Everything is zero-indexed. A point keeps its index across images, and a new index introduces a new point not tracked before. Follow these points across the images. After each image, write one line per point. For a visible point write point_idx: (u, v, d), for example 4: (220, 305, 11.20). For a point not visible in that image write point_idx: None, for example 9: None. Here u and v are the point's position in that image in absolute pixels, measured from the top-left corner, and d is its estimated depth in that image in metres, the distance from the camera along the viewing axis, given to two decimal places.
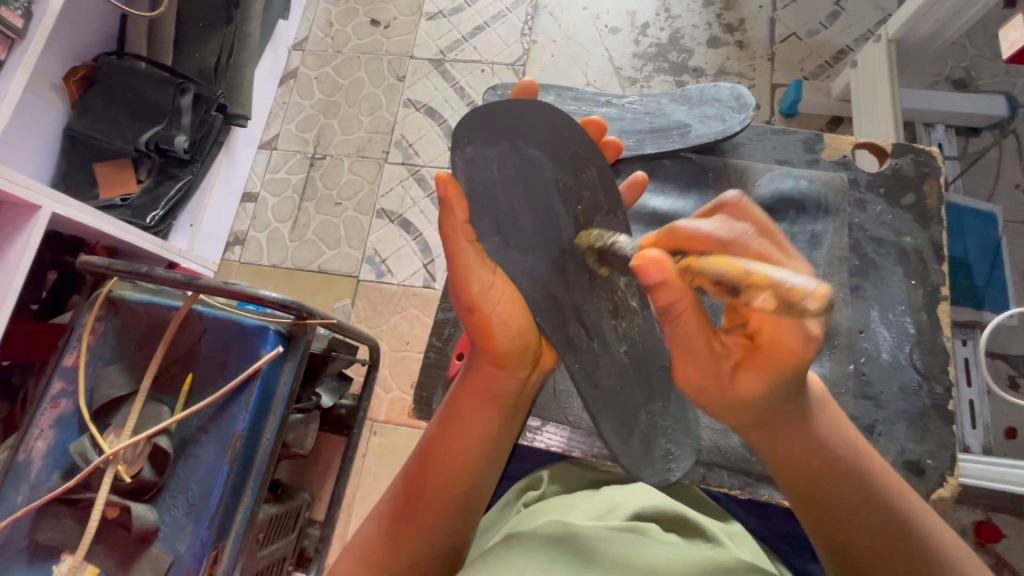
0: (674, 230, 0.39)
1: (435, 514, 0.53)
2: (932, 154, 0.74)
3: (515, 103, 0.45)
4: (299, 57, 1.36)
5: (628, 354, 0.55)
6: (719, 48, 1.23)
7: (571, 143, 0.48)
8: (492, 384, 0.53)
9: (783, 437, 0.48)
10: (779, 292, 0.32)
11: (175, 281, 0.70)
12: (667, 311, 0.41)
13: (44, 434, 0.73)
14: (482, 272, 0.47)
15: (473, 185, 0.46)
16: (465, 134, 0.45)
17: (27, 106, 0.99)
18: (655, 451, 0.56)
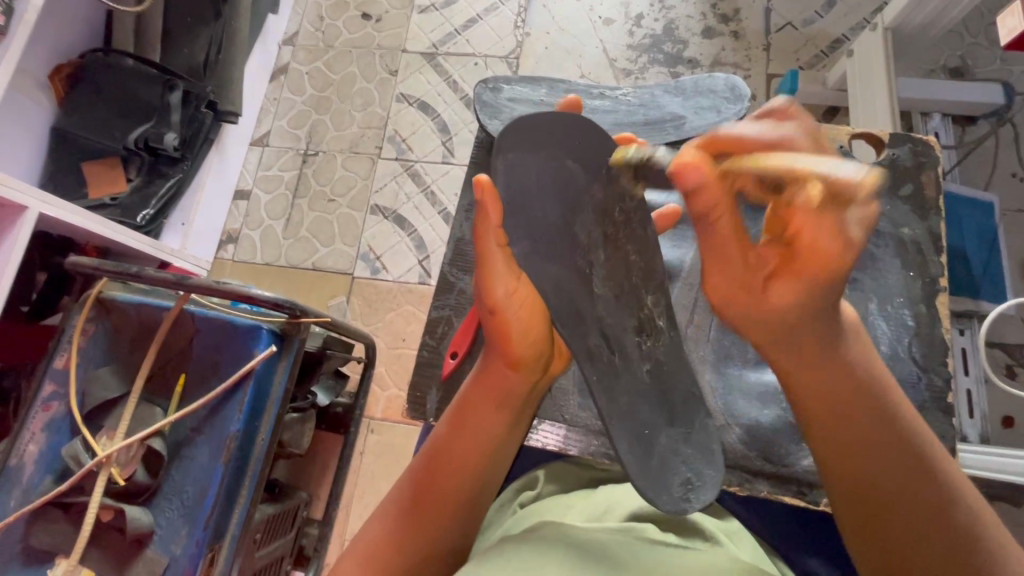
0: (719, 133, 0.40)
1: (443, 512, 0.52)
2: (929, 144, 0.73)
3: (557, 116, 0.49)
4: (289, 52, 1.34)
5: (650, 373, 0.54)
6: (714, 39, 1.22)
7: (603, 156, 0.52)
8: (506, 384, 0.53)
9: (817, 343, 0.46)
10: (829, 184, 0.37)
11: (164, 280, 0.69)
12: (703, 215, 0.42)
13: (36, 438, 0.72)
14: (504, 280, 0.49)
15: (509, 190, 0.48)
16: (508, 139, 0.48)
17: (12, 105, 0.98)
18: (673, 478, 0.50)
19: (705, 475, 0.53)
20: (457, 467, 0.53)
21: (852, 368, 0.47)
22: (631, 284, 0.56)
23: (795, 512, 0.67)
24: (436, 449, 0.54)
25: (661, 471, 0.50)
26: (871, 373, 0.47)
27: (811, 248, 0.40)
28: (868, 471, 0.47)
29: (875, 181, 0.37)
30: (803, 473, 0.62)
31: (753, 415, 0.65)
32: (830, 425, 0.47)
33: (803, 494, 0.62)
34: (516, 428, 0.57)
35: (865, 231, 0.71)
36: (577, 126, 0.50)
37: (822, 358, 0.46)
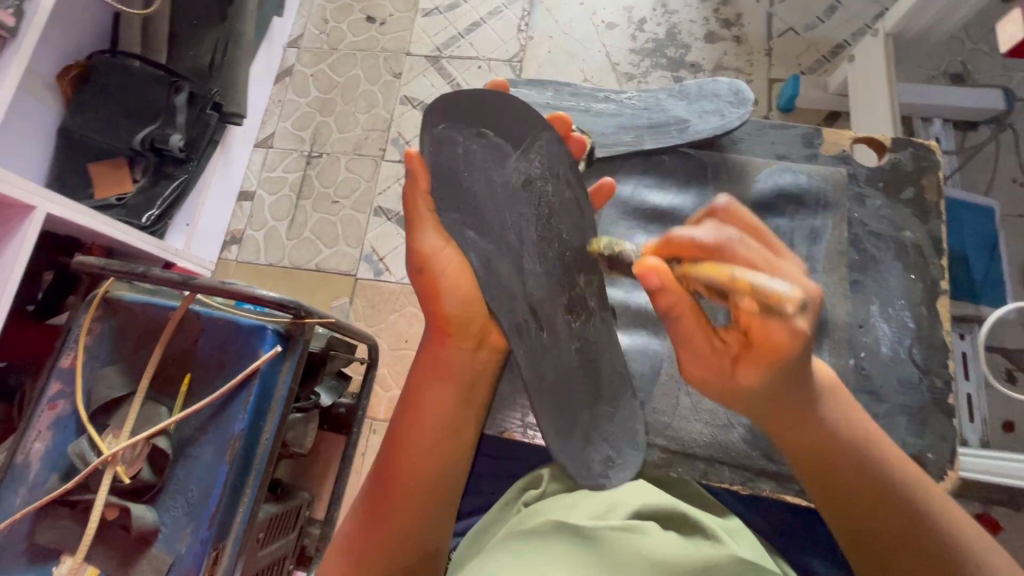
0: (673, 237, 0.45)
1: (406, 500, 0.53)
2: (930, 148, 0.74)
3: (488, 92, 0.49)
4: (294, 55, 1.35)
5: (578, 351, 0.56)
6: (717, 43, 1.22)
7: (537, 131, 0.51)
8: (443, 359, 0.56)
9: (793, 412, 0.52)
10: (760, 296, 0.40)
11: (170, 280, 0.70)
12: (669, 312, 0.47)
13: (42, 436, 0.73)
14: (433, 238, 0.53)
15: (442, 164, 0.50)
16: (435, 114, 0.49)
17: (20, 105, 0.99)
18: (594, 457, 0.58)
19: (623, 453, 0.61)
20: (413, 454, 0.54)
21: (827, 426, 0.53)
22: (563, 267, 0.54)
23: (796, 513, 0.67)
24: (393, 438, 0.55)
25: (584, 452, 0.57)
26: (836, 421, 0.53)
27: (763, 340, 0.45)
28: (869, 509, 0.52)
29: (800, 296, 0.40)
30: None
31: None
32: (813, 477, 0.55)
33: (806, 494, 0.63)
34: (466, 413, 0.57)
35: (867, 235, 0.71)
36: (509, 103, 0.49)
37: (803, 426, 0.53)
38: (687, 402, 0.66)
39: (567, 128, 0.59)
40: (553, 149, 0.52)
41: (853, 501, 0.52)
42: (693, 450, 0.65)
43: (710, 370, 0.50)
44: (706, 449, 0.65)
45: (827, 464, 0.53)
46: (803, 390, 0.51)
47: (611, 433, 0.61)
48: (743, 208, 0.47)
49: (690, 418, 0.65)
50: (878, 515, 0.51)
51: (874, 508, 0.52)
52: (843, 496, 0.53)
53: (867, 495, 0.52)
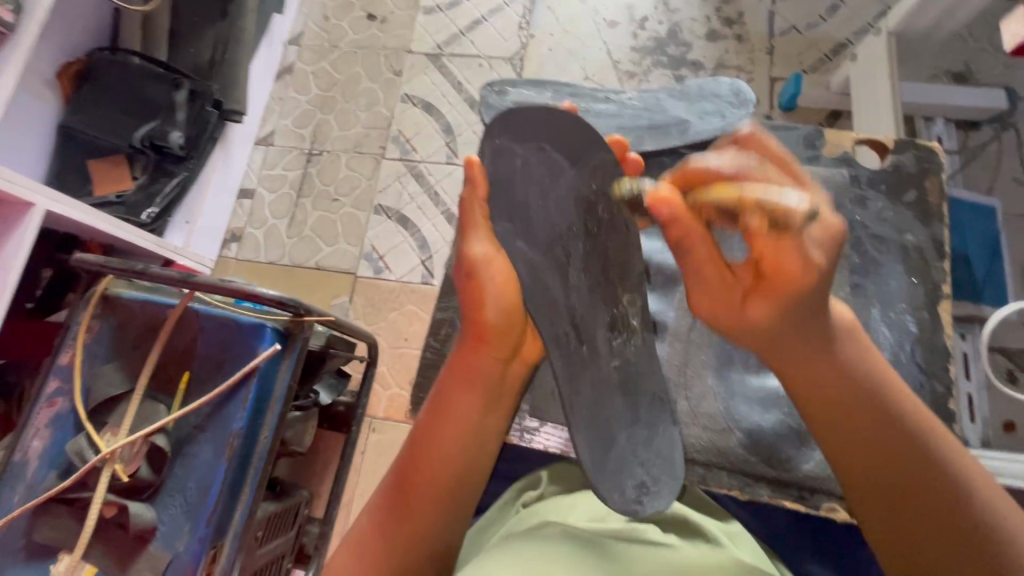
0: (687, 167, 0.43)
1: (428, 508, 0.53)
2: (932, 149, 0.74)
3: (551, 109, 0.49)
4: (295, 52, 1.35)
5: (618, 369, 0.54)
6: (718, 42, 1.22)
7: (596, 156, 0.50)
8: (475, 367, 0.54)
9: (807, 349, 0.47)
10: (767, 211, 0.39)
11: (170, 278, 0.69)
12: (678, 243, 0.44)
13: (41, 433, 0.73)
14: (478, 241, 0.52)
15: (499, 174, 0.50)
16: (498, 126, 0.50)
17: (20, 102, 0.98)
18: (626, 481, 0.52)
19: (660, 480, 0.54)
20: (441, 462, 0.53)
21: (847, 371, 0.48)
22: (607, 281, 0.54)
23: (795, 516, 0.67)
24: (419, 443, 0.54)
25: (617, 472, 0.52)
26: (856, 362, 0.48)
27: (779, 271, 0.42)
28: (879, 455, 0.48)
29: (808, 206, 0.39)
30: (805, 478, 0.63)
31: (755, 418, 0.65)
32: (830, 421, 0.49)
33: (805, 498, 0.63)
34: (494, 422, 0.56)
35: (868, 236, 0.71)
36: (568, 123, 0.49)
37: (817, 366, 0.48)
38: (686, 404, 0.66)
39: (622, 149, 0.56)
40: (614, 171, 0.51)
41: (868, 454, 0.48)
42: (693, 454, 0.64)
43: (713, 300, 0.47)
44: (705, 451, 0.64)
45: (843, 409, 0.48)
46: (821, 328, 0.47)
47: (649, 458, 0.54)
48: (768, 138, 0.45)
49: (689, 419, 0.65)
50: (894, 468, 0.48)
51: (881, 457, 0.48)
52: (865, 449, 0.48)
53: (890, 450, 0.48)
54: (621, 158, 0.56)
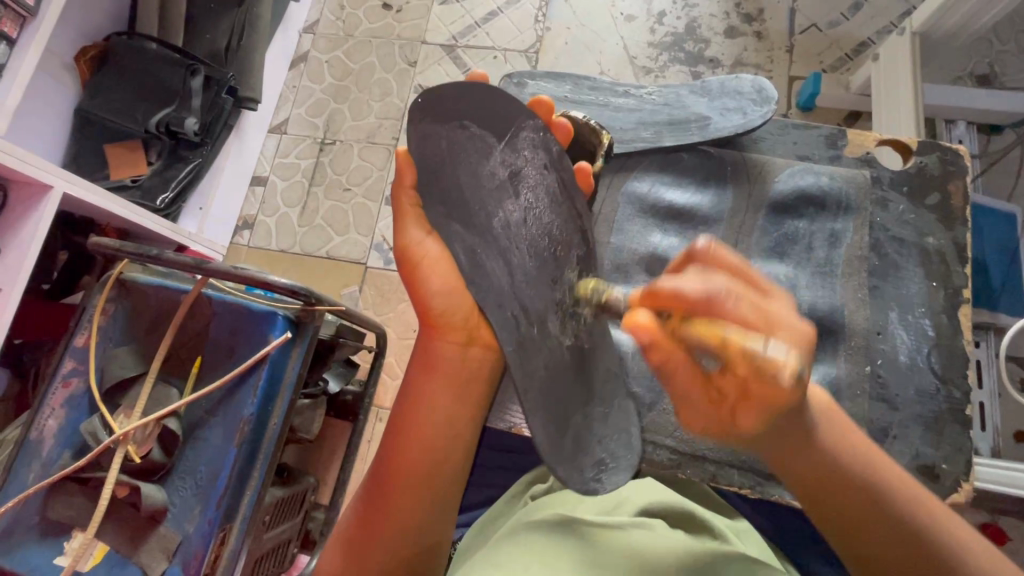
0: (659, 288, 0.38)
1: (401, 498, 0.53)
2: (959, 153, 0.72)
3: (471, 86, 0.52)
4: (310, 40, 1.35)
5: (571, 348, 0.54)
6: (737, 39, 1.20)
7: (515, 120, 0.53)
8: (433, 354, 0.55)
9: (800, 449, 0.48)
10: (757, 363, 0.36)
11: (184, 263, 0.70)
12: (662, 368, 0.40)
13: (55, 413, 0.74)
14: (417, 231, 0.55)
15: (426, 159, 0.54)
16: (420, 113, 0.53)
17: (40, 86, 0.99)
18: (585, 462, 0.54)
19: (619, 456, 0.58)
20: (409, 456, 0.53)
21: (837, 466, 0.48)
22: (553, 256, 0.55)
23: (803, 517, 0.67)
24: (388, 437, 0.55)
25: (574, 456, 0.53)
26: (838, 448, 0.49)
27: (765, 390, 0.37)
28: (876, 536, 0.47)
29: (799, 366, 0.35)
30: None
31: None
32: (832, 509, 0.49)
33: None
34: (461, 408, 0.56)
35: (890, 240, 0.70)
36: (485, 96, 0.52)
37: (803, 453, 0.48)
38: None
39: (549, 112, 0.59)
40: (541, 138, 0.55)
41: (857, 517, 0.48)
42: (704, 452, 0.64)
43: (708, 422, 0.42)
44: (716, 450, 0.64)
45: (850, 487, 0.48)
46: (798, 425, 0.47)
47: (606, 435, 0.58)
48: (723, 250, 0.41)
49: None
50: (873, 533, 0.47)
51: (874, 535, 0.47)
52: (851, 514, 0.48)
53: (879, 518, 0.47)
54: (548, 118, 0.59)
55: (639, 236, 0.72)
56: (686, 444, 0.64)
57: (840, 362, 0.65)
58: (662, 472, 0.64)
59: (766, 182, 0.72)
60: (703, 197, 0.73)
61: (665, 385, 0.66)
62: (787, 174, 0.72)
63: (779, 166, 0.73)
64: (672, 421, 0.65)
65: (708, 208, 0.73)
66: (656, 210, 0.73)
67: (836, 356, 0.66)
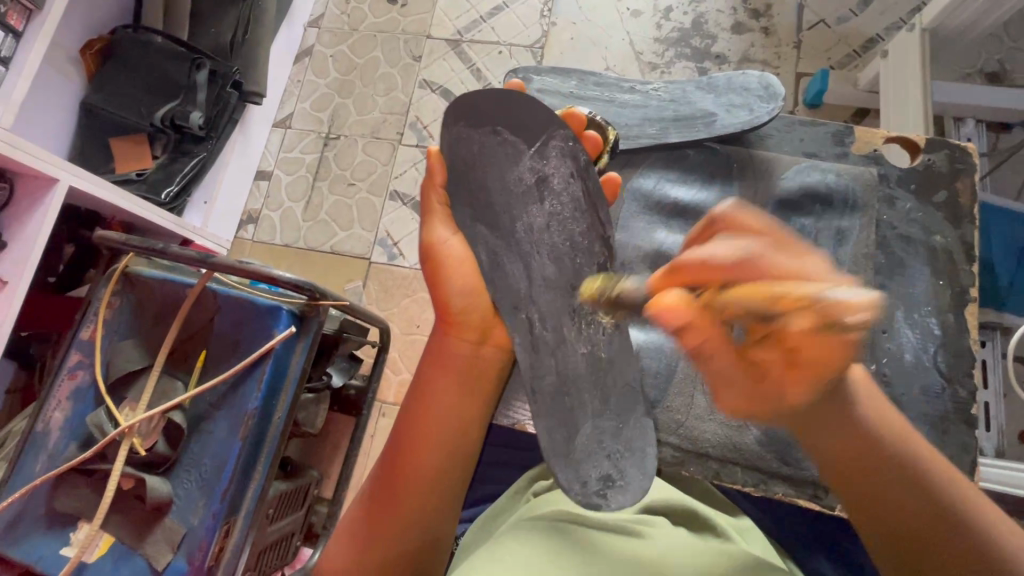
0: (683, 263, 0.41)
1: (411, 492, 0.53)
2: (967, 150, 0.72)
3: (505, 94, 0.55)
4: (315, 34, 1.35)
5: (585, 356, 0.57)
6: (744, 35, 1.19)
7: (545, 129, 0.56)
8: (448, 351, 0.57)
9: (830, 425, 0.51)
10: (818, 309, 0.35)
11: (189, 257, 0.70)
12: (698, 345, 0.44)
13: (62, 405, 0.75)
14: (441, 230, 0.58)
15: (456, 162, 0.57)
16: (454, 117, 0.56)
17: (46, 79, 1.00)
18: (591, 471, 0.54)
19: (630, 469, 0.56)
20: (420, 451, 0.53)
21: (870, 440, 0.50)
22: (573, 263, 0.58)
23: (805, 515, 0.67)
24: (399, 431, 0.55)
25: (583, 461, 0.55)
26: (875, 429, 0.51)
27: (811, 358, 0.42)
28: (894, 501, 0.49)
29: (871, 306, 0.34)
30: (820, 478, 0.62)
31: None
32: (853, 485, 0.51)
33: (818, 498, 0.62)
34: (473, 405, 0.57)
35: (896, 238, 0.69)
36: (519, 106, 0.55)
37: (830, 423, 0.52)
38: (702, 402, 0.65)
39: (580, 125, 0.61)
40: (569, 147, 0.56)
41: (883, 504, 0.49)
42: (707, 450, 0.64)
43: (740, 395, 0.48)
44: (719, 448, 0.64)
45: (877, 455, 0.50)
46: (833, 397, 0.51)
47: (619, 450, 0.56)
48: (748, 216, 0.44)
49: (705, 418, 0.64)
50: (901, 510, 0.49)
51: (883, 500, 0.49)
52: (873, 496, 0.50)
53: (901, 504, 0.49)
54: (581, 131, 0.61)
55: (644, 233, 0.72)
56: (689, 442, 0.64)
57: None
58: (665, 470, 0.64)
59: (772, 180, 0.72)
60: (707, 194, 0.73)
61: (670, 382, 0.66)
62: (794, 171, 0.72)
63: (786, 164, 0.73)
64: (675, 419, 0.64)
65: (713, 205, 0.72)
66: (661, 208, 0.73)
67: None
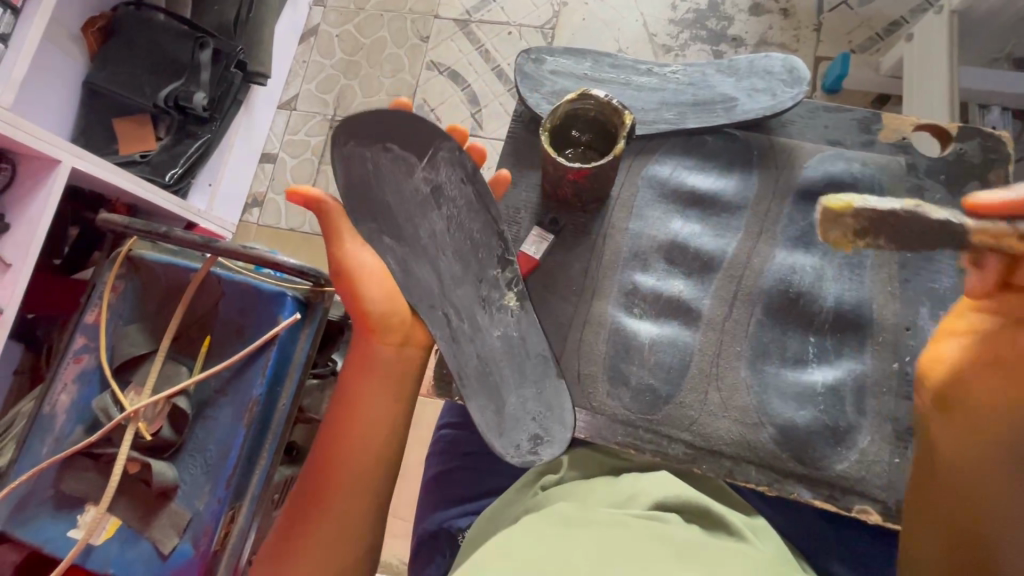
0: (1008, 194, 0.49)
1: (340, 489, 0.60)
2: (1002, 139, 0.68)
3: (382, 111, 0.62)
4: (320, 13, 1.31)
5: (501, 338, 0.62)
6: (762, 16, 1.16)
7: (427, 140, 0.62)
8: (372, 356, 0.63)
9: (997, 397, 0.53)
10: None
11: (192, 241, 0.69)
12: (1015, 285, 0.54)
13: (68, 388, 0.74)
14: (352, 247, 0.62)
15: (350, 190, 0.62)
16: (343, 136, 0.62)
17: (48, 58, 0.98)
18: (519, 436, 0.60)
19: (552, 429, 0.60)
20: (347, 450, 0.61)
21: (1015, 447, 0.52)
22: (476, 259, 0.64)
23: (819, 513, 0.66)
24: (331, 433, 0.62)
25: (511, 428, 0.60)
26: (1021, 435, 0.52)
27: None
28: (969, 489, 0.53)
29: None
30: (835, 477, 0.61)
31: (789, 416, 0.62)
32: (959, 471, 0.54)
33: (835, 498, 0.61)
34: (397, 405, 0.63)
35: None
36: (401, 119, 0.61)
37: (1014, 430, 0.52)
38: (717, 398, 0.64)
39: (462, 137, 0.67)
40: (457, 155, 0.63)
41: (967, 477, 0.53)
42: (721, 447, 0.62)
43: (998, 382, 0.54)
44: (734, 446, 0.62)
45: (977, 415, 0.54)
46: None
47: (541, 412, 0.61)
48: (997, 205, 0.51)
49: (721, 416, 0.63)
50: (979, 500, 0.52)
51: (995, 466, 0.52)
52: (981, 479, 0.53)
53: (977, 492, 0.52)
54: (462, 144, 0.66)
55: (659, 222, 0.70)
56: (702, 439, 0.63)
57: (866, 360, 0.64)
58: (678, 467, 0.62)
59: (795, 168, 0.70)
60: (726, 182, 0.71)
61: (682, 378, 0.64)
62: (817, 160, 0.70)
63: (809, 152, 0.70)
64: (688, 416, 0.63)
65: (733, 193, 0.70)
66: (679, 197, 0.71)
67: (863, 353, 0.64)
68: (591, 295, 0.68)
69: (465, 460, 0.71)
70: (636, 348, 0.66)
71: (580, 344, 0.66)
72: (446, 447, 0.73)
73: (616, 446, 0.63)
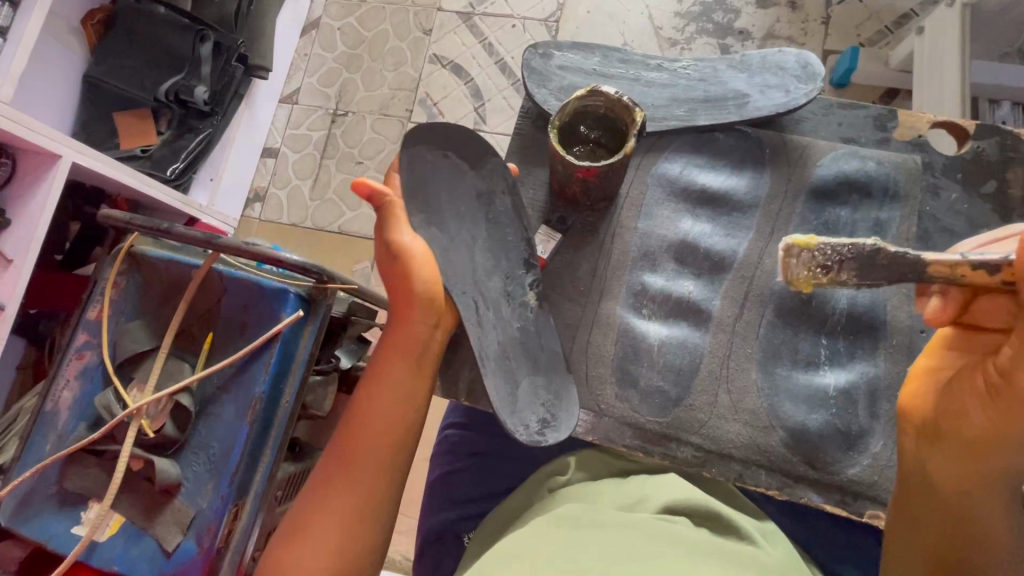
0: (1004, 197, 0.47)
1: (361, 467, 0.57)
2: (1020, 138, 0.68)
3: (450, 124, 0.61)
4: (322, 6, 1.30)
5: (520, 328, 0.62)
6: (769, 9, 1.14)
7: (483, 155, 0.63)
8: (406, 335, 0.60)
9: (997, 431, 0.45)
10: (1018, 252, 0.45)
11: (195, 237, 0.68)
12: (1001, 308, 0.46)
13: (70, 385, 0.74)
14: (404, 230, 0.60)
15: (412, 180, 0.61)
16: (410, 137, 0.61)
17: (47, 51, 0.97)
18: (529, 416, 0.59)
19: (558, 414, 0.60)
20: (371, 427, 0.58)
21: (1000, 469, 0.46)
22: (507, 258, 0.63)
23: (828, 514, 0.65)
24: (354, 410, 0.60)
25: (521, 408, 0.59)
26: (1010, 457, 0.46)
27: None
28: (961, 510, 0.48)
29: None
30: (849, 483, 0.61)
31: (800, 420, 0.62)
32: (952, 491, 0.48)
33: (846, 503, 0.61)
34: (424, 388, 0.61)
35: (939, 231, 0.66)
36: (461, 133, 0.61)
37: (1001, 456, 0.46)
38: (727, 401, 0.63)
39: None
40: (505, 167, 0.63)
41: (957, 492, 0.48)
42: (730, 450, 0.62)
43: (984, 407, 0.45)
44: (745, 450, 0.62)
45: (963, 446, 0.47)
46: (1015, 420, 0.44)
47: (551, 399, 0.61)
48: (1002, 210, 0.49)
49: (731, 419, 0.63)
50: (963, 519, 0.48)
51: (982, 488, 0.47)
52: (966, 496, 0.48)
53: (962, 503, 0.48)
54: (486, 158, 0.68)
55: (668, 222, 0.69)
56: (712, 442, 0.62)
57: (879, 362, 0.63)
58: (686, 470, 0.62)
59: (808, 167, 0.69)
60: (738, 181, 0.70)
61: (692, 380, 0.64)
62: (830, 158, 0.69)
63: (822, 150, 0.69)
64: (698, 419, 0.63)
65: (744, 192, 0.69)
66: (688, 195, 0.70)
67: (876, 356, 0.64)
68: (599, 295, 0.67)
69: (471, 461, 0.71)
70: (645, 349, 0.65)
71: (589, 345, 0.66)
72: (452, 447, 0.72)
73: (624, 448, 0.63)
